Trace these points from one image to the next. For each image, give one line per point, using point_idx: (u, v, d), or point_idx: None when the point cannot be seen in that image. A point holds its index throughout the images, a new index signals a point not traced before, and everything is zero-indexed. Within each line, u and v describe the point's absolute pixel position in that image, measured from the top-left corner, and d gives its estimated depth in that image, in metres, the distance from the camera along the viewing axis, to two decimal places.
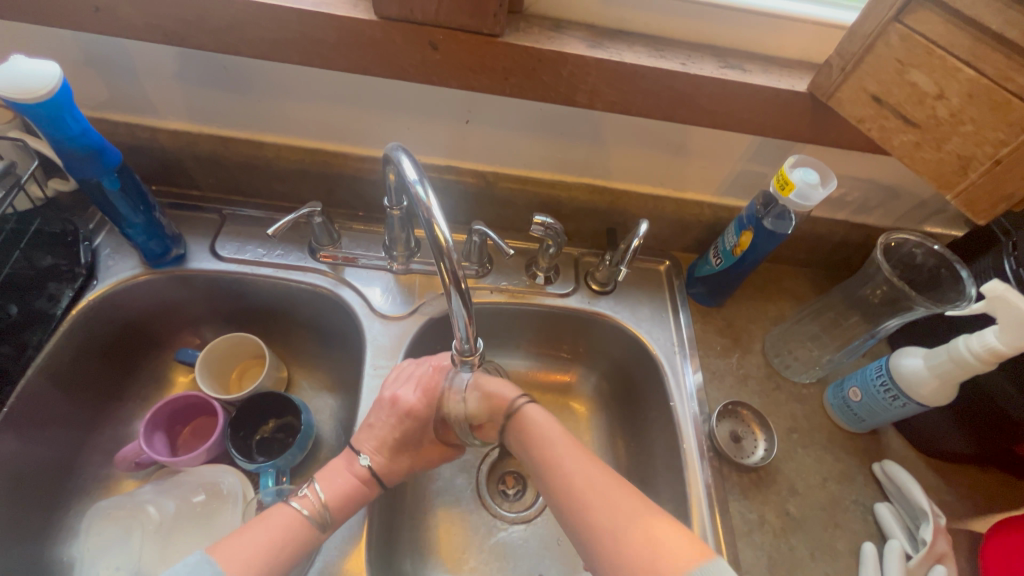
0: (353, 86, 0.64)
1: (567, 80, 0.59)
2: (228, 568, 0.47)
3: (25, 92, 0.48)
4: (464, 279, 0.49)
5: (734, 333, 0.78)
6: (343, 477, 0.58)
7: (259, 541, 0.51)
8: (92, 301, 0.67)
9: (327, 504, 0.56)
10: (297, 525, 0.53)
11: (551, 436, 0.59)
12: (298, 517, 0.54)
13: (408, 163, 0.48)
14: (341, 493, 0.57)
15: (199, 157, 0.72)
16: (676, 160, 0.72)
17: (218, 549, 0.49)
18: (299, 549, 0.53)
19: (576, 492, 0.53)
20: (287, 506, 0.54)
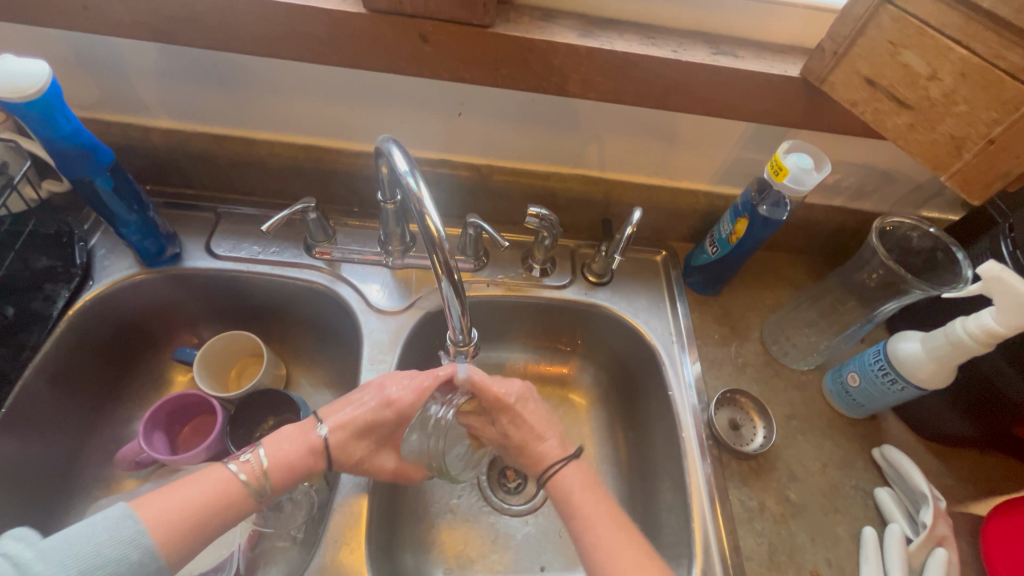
0: (344, 80, 0.64)
1: (557, 70, 0.59)
2: (150, 526, 0.47)
3: (13, 92, 0.47)
4: (457, 270, 0.50)
5: (731, 321, 0.78)
6: (289, 445, 0.56)
7: (186, 504, 0.50)
8: (87, 302, 0.66)
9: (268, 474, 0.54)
10: (228, 491, 0.52)
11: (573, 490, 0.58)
12: (232, 484, 0.52)
13: (399, 155, 0.48)
14: (280, 461, 0.55)
15: (192, 156, 0.72)
16: (669, 149, 0.72)
17: (142, 505, 0.48)
18: (227, 512, 0.52)
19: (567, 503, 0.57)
20: (225, 471, 0.53)
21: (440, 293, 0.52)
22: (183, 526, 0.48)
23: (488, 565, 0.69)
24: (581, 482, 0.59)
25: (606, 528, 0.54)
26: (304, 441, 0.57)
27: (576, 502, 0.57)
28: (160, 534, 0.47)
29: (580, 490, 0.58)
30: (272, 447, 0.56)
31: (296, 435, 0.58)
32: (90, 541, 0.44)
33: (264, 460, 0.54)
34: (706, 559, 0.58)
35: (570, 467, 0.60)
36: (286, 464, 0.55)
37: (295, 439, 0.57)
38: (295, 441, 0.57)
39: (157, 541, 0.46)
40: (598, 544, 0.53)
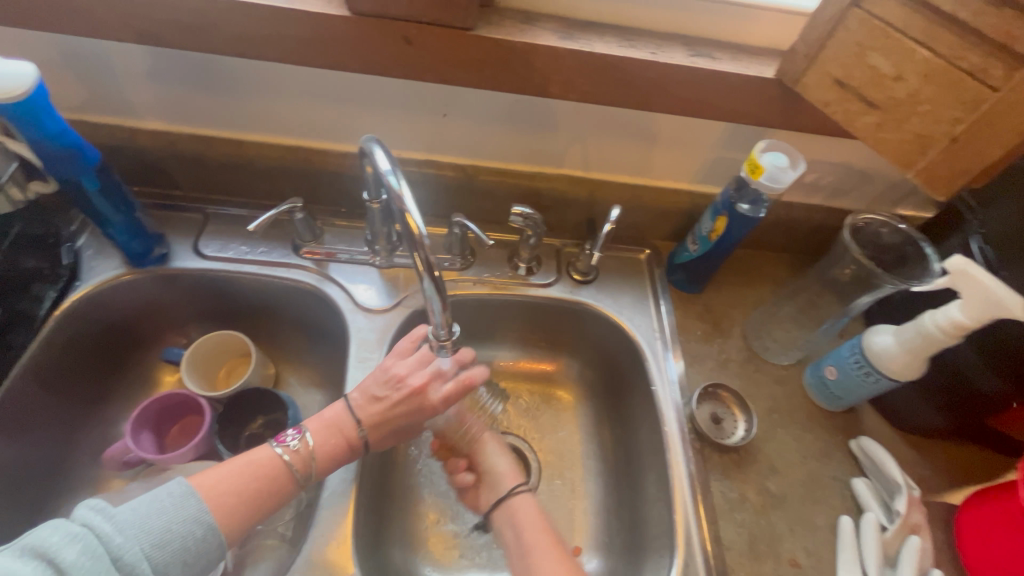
0: (331, 82, 0.65)
1: (540, 72, 0.61)
2: (213, 505, 0.50)
3: (2, 93, 0.48)
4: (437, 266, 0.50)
5: (714, 318, 0.79)
6: (327, 430, 0.59)
7: (240, 486, 0.53)
8: (76, 302, 0.67)
9: (315, 455, 0.57)
10: (276, 471, 0.55)
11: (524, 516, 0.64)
12: (283, 464, 0.56)
13: (381, 155, 0.49)
14: (324, 442, 0.58)
15: (180, 157, 0.72)
16: (651, 149, 0.74)
17: (201, 483, 0.51)
18: (278, 491, 0.55)
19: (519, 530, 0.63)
20: (274, 453, 0.56)
21: (422, 290, 0.52)
22: (237, 505, 0.52)
23: (475, 559, 0.70)
24: (533, 513, 0.64)
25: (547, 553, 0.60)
26: (343, 426, 0.59)
27: (525, 529, 0.63)
28: (220, 512, 0.50)
29: (531, 520, 0.64)
30: (316, 430, 0.58)
31: (331, 426, 0.59)
32: (159, 516, 0.47)
33: (311, 442, 0.57)
34: (686, 550, 0.59)
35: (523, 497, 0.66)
36: (330, 445, 0.58)
37: (332, 427, 0.59)
38: (338, 426, 0.59)
39: (217, 519, 0.50)
40: (537, 566, 0.59)
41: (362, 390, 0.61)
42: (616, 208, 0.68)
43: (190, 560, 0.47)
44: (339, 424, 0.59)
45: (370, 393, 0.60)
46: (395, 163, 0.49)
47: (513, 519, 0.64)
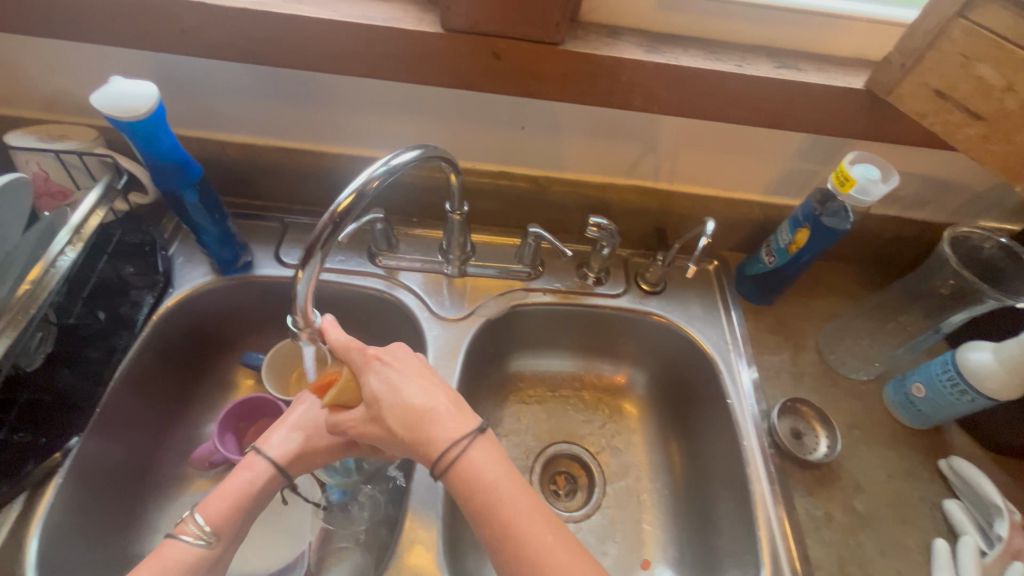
0: (414, 96, 0.67)
1: (623, 85, 0.61)
2: None
3: (128, 110, 0.51)
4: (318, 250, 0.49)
5: (787, 330, 0.78)
6: (233, 501, 0.51)
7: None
8: (171, 307, 0.70)
9: (233, 530, 0.51)
10: (190, 563, 0.47)
11: (488, 479, 0.46)
12: (205, 554, 0.48)
13: (407, 157, 0.50)
14: (228, 509, 0.50)
15: (264, 168, 0.75)
16: (726, 160, 0.73)
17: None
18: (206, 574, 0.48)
19: (479, 492, 0.46)
20: (189, 546, 0.48)
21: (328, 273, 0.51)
22: None
23: None
24: (494, 461, 0.48)
25: (529, 523, 0.45)
26: (246, 491, 0.52)
27: (481, 489, 0.46)
28: None
29: (492, 470, 0.47)
30: (211, 509, 0.50)
31: (236, 494, 0.51)
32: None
33: (221, 521, 0.50)
34: (774, 568, 0.58)
35: (476, 448, 0.47)
36: (236, 508, 0.51)
37: (238, 493, 0.51)
38: (245, 491, 0.52)
39: None
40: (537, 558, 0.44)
41: (260, 445, 0.55)
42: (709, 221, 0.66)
43: None
44: (240, 488, 0.52)
45: (282, 443, 0.55)
46: (403, 170, 0.50)
47: (467, 479, 0.47)
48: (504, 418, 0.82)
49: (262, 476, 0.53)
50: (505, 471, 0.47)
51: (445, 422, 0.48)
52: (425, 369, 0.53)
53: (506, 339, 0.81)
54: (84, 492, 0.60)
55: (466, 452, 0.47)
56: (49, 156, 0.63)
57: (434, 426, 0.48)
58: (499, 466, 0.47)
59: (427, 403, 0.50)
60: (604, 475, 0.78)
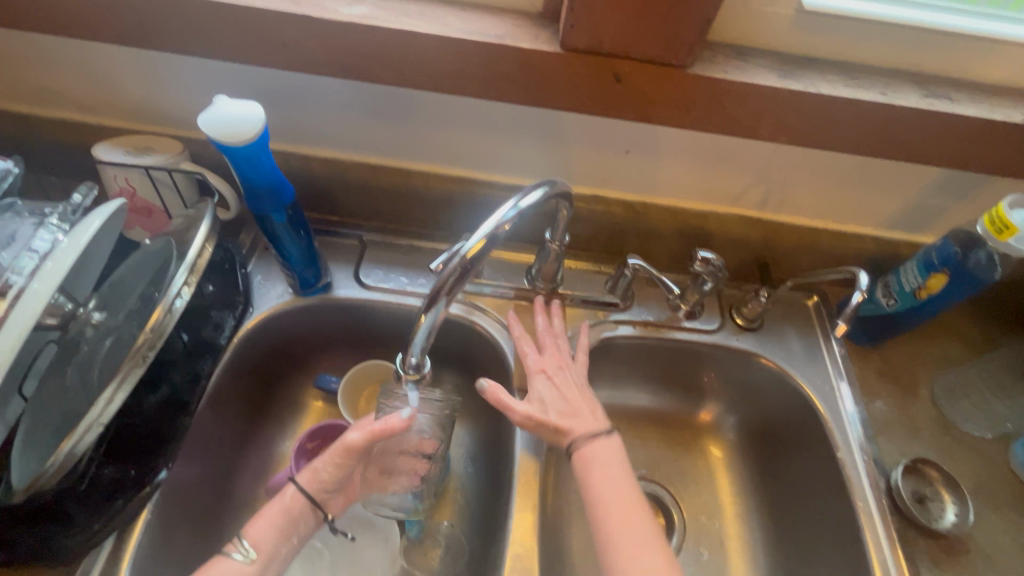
0: (515, 115, 0.63)
1: (752, 113, 0.56)
2: None
3: (235, 136, 0.47)
4: (439, 293, 0.43)
5: (897, 377, 0.72)
6: (277, 524, 0.53)
7: None
8: (251, 328, 0.67)
9: (274, 551, 0.52)
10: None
11: (607, 478, 0.54)
12: (246, 570, 0.49)
13: (535, 196, 0.45)
14: (271, 532, 0.52)
15: (348, 184, 0.72)
16: (844, 191, 0.68)
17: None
18: None
19: (601, 483, 0.54)
20: (234, 563, 0.49)
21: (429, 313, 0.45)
22: None
23: None
24: (620, 466, 0.55)
25: (630, 500, 0.53)
26: (285, 513, 0.53)
27: (597, 485, 0.54)
28: None
29: (616, 470, 0.55)
30: (256, 530, 0.51)
31: (280, 519, 0.53)
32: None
33: (263, 542, 0.51)
34: None
35: (603, 442, 0.57)
36: (277, 528, 0.53)
37: (285, 516, 0.53)
38: (284, 514, 0.53)
39: None
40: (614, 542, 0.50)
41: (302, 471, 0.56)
42: (861, 273, 0.58)
43: None
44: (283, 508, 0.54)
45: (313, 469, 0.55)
46: (530, 212, 0.45)
47: (592, 469, 0.55)
48: None
49: (297, 497, 0.55)
50: (621, 472, 0.55)
51: (592, 418, 0.59)
52: (577, 369, 0.64)
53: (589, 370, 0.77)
54: (169, 523, 0.57)
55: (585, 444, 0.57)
56: (137, 172, 0.59)
57: (573, 415, 0.59)
58: (623, 472, 0.55)
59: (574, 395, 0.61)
60: (684, 519, 0.73)
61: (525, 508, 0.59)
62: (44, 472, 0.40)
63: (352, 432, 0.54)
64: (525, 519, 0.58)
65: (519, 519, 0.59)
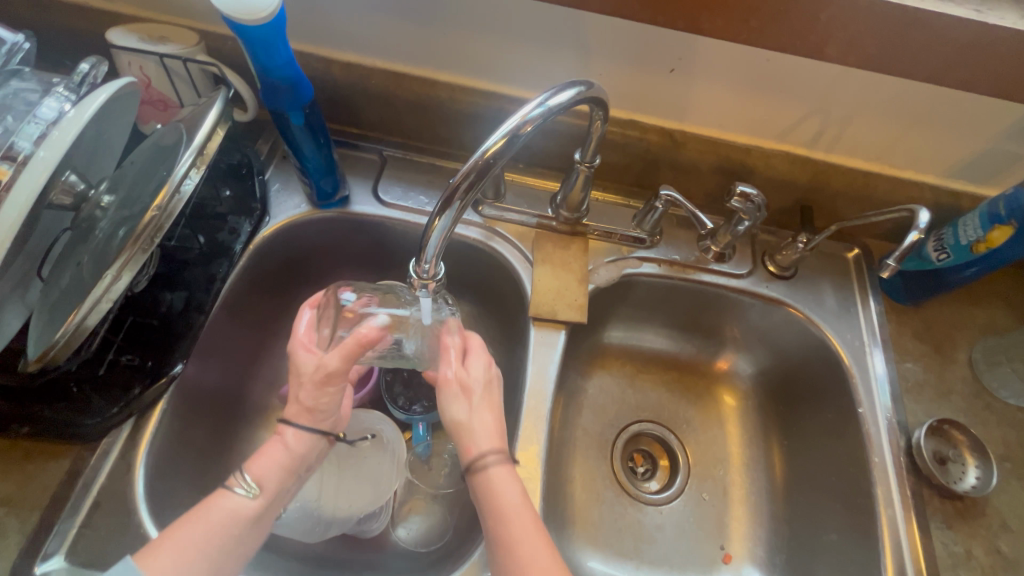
0: (553, 20, 0.57)
1: (822, 28, 0.49)
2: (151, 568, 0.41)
3: (247, 13, 0.44)
4: (455, 192, 0.42)
5: (934, 338, 0.68)
6: (278, 462, 0.50)
7: (200, 537, 0.43)
8: (266, 238, 0.65)
9: (278, 488, 0.49)
10: (238, 512, 0.46)
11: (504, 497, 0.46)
12: (250, 506, 0.47)
13: (565, 96, 0.43)
14: (276, 467, 0.50)
15: (369, 93, 0.68)
16: (908, 132, 0.61)
17: (152, 561, 0.41)
18: (252, 533, 0.47)
19: (493, 512, 0.46)
20: (239, 499, 0.46)
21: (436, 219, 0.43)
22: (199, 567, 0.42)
23: (626, 552, 0.68)
24: (516, 487, 0.47)
25: (525, 531, 0.45)
26: (290, 453, 0.51)
27: (496, 505, 0.46)
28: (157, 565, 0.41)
29: (513, 496, 0.46)
30: (259, 465, 0.49)
31: (284, 455, 0.50)
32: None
33: (267, 478, 0.49)
34: None
35: (499, 468, 0.47)
36: (282, 465, 0.50)
37: (290, 455, 0.51)
38: (290, 450, 0.51)
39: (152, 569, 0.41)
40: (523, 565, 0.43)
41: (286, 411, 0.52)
42: (923, 210, 0.53)
43: None
44: (288, 451, 0.51)
45: (292, 404, 0.51)
46: (557, 113, 0.43)
47: (486, 493, 0.47)
48: (589, 390, 0.77)
49: (299, 438, 0.51)
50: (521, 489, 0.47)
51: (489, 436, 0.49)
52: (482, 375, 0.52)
53: (608, 308, 0.74)
54: (183, 420, 0.58)
55: (488, 465, 0.47)
56: (151, 60, 0.57)
57: (482, 434, 0.48)
58: (519, 487, 0.47)
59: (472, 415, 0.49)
60: (689, 462, 0.74)
61: (530, 435, 0.59)
62: (55, 344, 0.41)
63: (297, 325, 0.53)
64: (529, 447, 0.58)
65: (524, 444, 0.59)
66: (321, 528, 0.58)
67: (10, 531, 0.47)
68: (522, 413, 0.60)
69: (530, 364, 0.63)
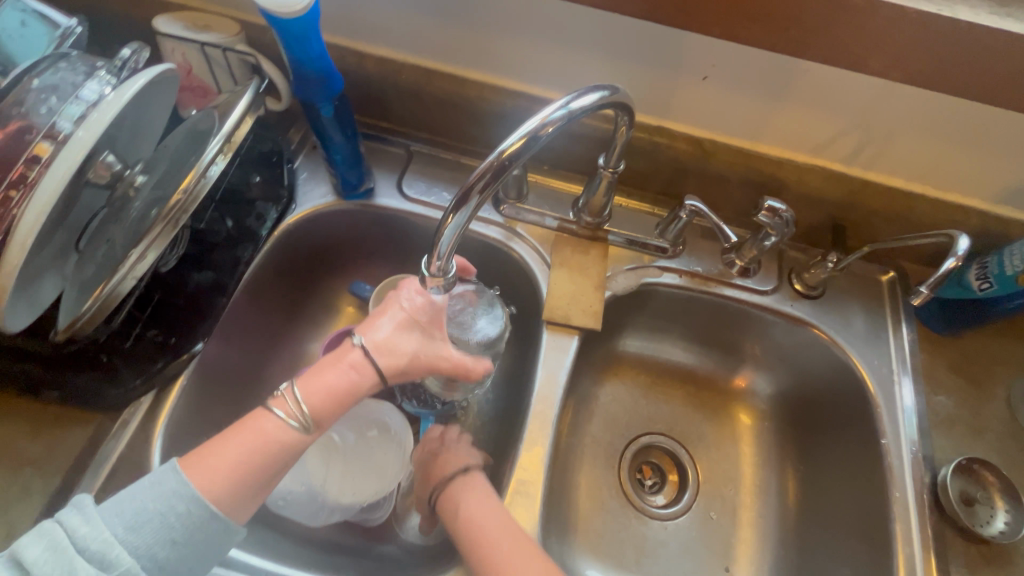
0: (585, 22, 0.56)
1: (867, 40, 0.47)
2: (201, 485, 0.43)
3: (284, 7, 0.45)
4: (469, 189, 0.42)
5: (970, 372, 0.65)
6: (331, 390, 0.48)
7: (244, 462, 0.44)
8: (290, 226, 0.67)
9: (332, 418, 0.48)
10: (285, 440, 0.46)
11: (468, 505, 0.54)
12: (300, 436, 0.46)
13: (589, 99, 0.42)
14: (331, 400, 0.48)
15: (399, 88, 0.69)
16: (955, 153, 0.58)
17: (199, 479, 0.43)
18: (297, 458, 0.47)
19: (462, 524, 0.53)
20: (286, 426, 0.46)
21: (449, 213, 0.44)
22: (241, 489, 0.44)
23: (627, 565, 0.66)
24: (476, 491, 0.55)
25: (494, 522, 0.52)
26: (349, 381, 0.49)
27: (464, 511, 0.53)
28: (207, 484, 0.43)
29: (473, 501, 0.54)
30: (309, 390, 0.47)
31: (342, 380, 0.49)
32: (166, 528, 0.41)
33: (321, 410, 0.47)
34: None
35: (463, 477, 0.56)
36: (334, 399, 0.48)
37: (342, 389, 0.49)
38: (347, 382, 0.49)
39: (200, 488, 0.43)
40: (495, 546, 0.50)
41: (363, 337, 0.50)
42: (962, 236, 0.51)
43: (180, 540, 0.41)
44: (345, 382, 0.49)
45: (392, 356, 0.50)
46: (580, 116, 0.43)
47: (452, 508, 0.54)
48: (601, 398, 0.76)
49: (368, 378, 0.50)
50: (487, 491, 0.55)
51: (458, 457, 0.59)
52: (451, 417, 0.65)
53: (626, 316, 0.73)
54: (201, 397, 0.60)
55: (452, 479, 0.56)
56: (194, 48, 0.59)
57: (448, 462, 0.58)
58: (482, 488, 0.55)
59: (440, 456, 0.59)
60: (698, 479, 0.72)
61: (535, 438, 0.59)
62: (80, 317, 0.43)
63: (435, 284, 0.53)
64: (534, 451, 0.58)
65: (529, 447, 0.58)
66: (325, 512, 0.59)
67: (33, 490, 0.50)
68: (529, 416, 0.60)
69: (540, 367, 0.62)
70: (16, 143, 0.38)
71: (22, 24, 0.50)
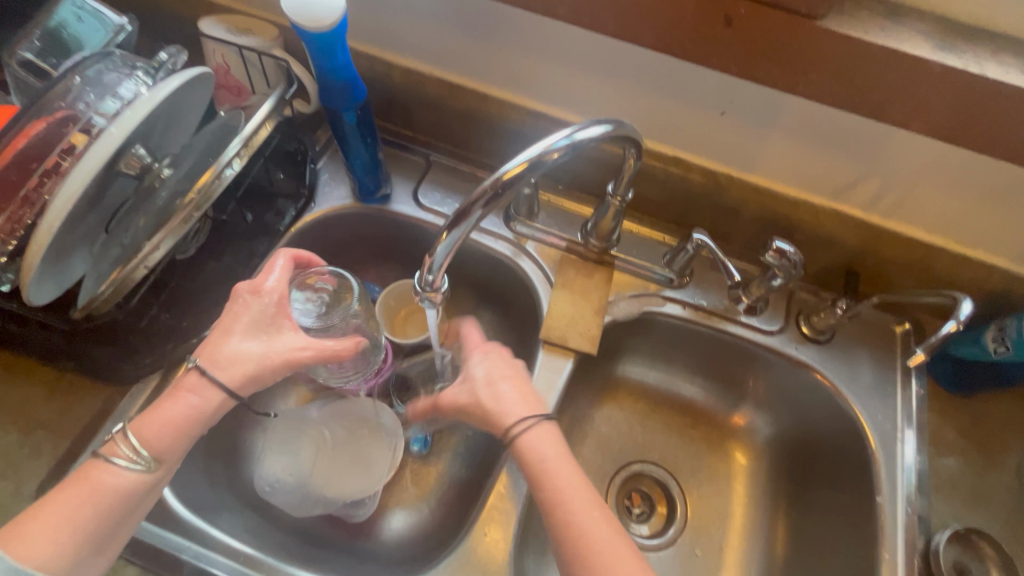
0: (606, 50, 0.57)
1: (887, 89, 0.46)
2: (24, 555, 0.39)
3: (312, 21, 0.47)
4: (464, 206, 0.43)
5: (979, 436, 0.62)
6: (173, 423, 0.46)
7: (79, 517, 0.42)
8: (308, 224, 0.69)
9: (175, 455, 0.47)
10: (124, 485, 0.44)
11: (551, 460, 0.49)
12: (142, 477, 0.45)
13: (594, 131, 0.43)
14: (172, 432, 0.46)
15: (424, 100, 0.71)
16: (978, 209, 0.56)
17: (20, 551, 0.40)
18: (141, 504, 0.46)
19: (540, 475, 0.49)
20: (121, 472, 0.44)
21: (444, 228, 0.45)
22: (80, 545, 0.42)
23: None
24: (553, 445, 0.50)
25: (571, 483, 0.48)
26: (195, 411, 0.47)
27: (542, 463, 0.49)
28: (35, 551, 0.40)
29: (553, 456, 0.50)
30: (146, 432, 0.45)
31: (187, 412, 0.47)
32: None
33: (160, 446, 0.45)
34: None
35: (538, 429, 0.51)
36: (180, 426, 0.46)
37: (188, 415, 0.47)
38: (193, 413, 0.47)
39: (23, 557, 0.39)
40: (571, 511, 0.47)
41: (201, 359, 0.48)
42: (964, 300, 0.51)
43: None
44: (188, 411, 0.47)
45: (236, 366, 0.48)
46: (585, 146, 0.44)
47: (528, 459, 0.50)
48: (595, 421, 0.75)
49: (221, 402, 0.48)
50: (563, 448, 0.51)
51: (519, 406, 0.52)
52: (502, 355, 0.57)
53: (626, 341, 0.73)
54: None
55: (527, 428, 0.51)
56: (232, 50, 0.62)
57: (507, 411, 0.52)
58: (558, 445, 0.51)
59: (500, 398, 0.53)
60: (686, 514, 0.71)
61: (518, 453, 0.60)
62: (97, 296, 0.46)
63: (270, 279, 0.51)
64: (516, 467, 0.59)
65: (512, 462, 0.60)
66: (309, 504, 0.61)
67: (44, 452, 0.54)
68: None
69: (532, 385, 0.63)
70: (51, 134, 0.42)
71: (78, 19, 0.55)
